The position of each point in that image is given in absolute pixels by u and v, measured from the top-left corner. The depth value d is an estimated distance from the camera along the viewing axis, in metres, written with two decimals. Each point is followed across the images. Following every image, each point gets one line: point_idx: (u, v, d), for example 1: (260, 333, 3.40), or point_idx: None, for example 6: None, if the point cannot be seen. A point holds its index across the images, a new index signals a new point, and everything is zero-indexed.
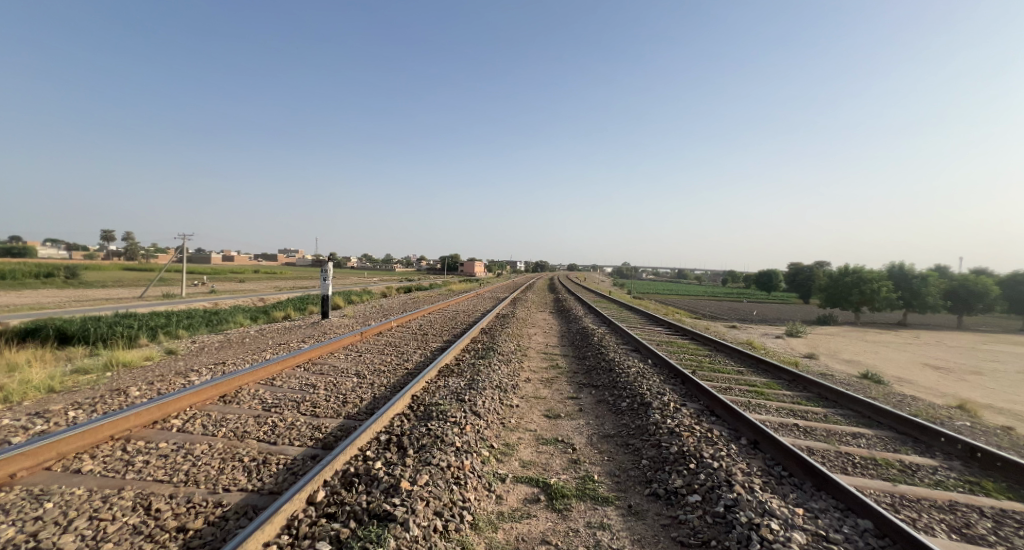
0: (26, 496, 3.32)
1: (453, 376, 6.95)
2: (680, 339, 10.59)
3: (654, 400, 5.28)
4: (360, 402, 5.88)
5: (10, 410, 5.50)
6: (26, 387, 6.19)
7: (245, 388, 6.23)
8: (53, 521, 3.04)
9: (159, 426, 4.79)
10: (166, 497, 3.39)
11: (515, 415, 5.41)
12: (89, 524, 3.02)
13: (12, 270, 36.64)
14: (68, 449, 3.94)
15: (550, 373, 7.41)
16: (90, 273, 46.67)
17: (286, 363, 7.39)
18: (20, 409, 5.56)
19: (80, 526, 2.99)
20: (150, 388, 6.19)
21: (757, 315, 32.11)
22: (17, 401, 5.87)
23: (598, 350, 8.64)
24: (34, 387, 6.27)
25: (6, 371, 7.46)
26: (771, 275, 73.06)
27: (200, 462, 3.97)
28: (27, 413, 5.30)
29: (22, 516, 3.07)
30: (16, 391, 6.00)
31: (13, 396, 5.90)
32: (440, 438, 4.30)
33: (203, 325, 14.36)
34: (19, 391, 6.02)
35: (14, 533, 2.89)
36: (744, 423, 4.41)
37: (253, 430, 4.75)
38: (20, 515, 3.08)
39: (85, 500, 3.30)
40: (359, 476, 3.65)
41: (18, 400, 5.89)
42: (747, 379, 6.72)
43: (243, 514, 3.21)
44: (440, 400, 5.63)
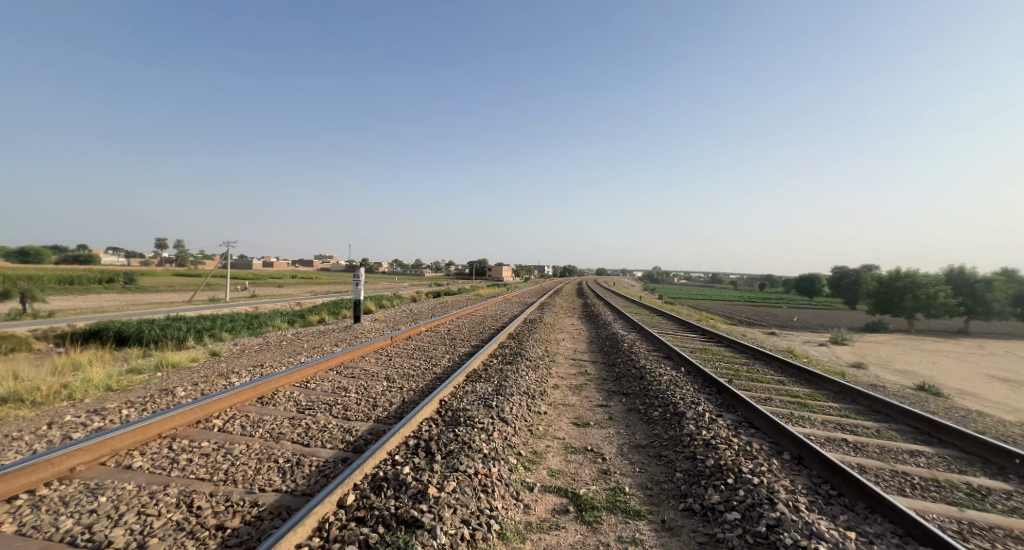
0: (83, 490, 3.50)
1: (481, 381, 6.92)
2: (715, 346, 10.24)
3: (688, 410, 5.07)
4: (390, 405, 5.94)
5: (72, 407, 5.86)
6: (88, 385, 6.61)
7: (281, 390, 6.41)
8: (104, 515, 3.17)
9: (202, 425, 4.98)
10: (207, 495, 3.49)
11: (543, 422, 5.32)
12: (137, 519, 3.14)
13: (79, 276, 39.75)
14: (120, 445, 4.13)
15: (579, 380, 7.28)
16: (146, 277, 49.94)
17: (320, 366, 7.59)
18: (81, 406, 5.92)
19: (128, 521, 3.10)
20: (196, 388, 6.47)
21: (798, 321, 30.71)
22: (79, 398, 6.26)
23: (628, 357, 8.44)
24: (94, 384, 6.68)
25: (70, 369, 8.00)
26: (813, 278, 69.92)
27: (238, 461, 4.09)
28: (85, 410, 5.61)
29: (77, 509, 3.22)
30: (78, 389, 6.40)
31: (75, 393, 6.29)
32: (467, 444, 4.27)
33: (245, 328, 14.97)
34: (80, 388, 6.41)
35: (71, 525, 3.03)
36: (785, 437, 4.16)
37: (288, 432, 4.87)
38: (77, 508, 3.23)
39: (133, 496, 3.44)
40: (388, 480, 3.66)
41: (79, 397, 6.27)
42: (788, 390, 6.37)
43: (277, 514, 3.27)
44: (467, 406, 5.61)
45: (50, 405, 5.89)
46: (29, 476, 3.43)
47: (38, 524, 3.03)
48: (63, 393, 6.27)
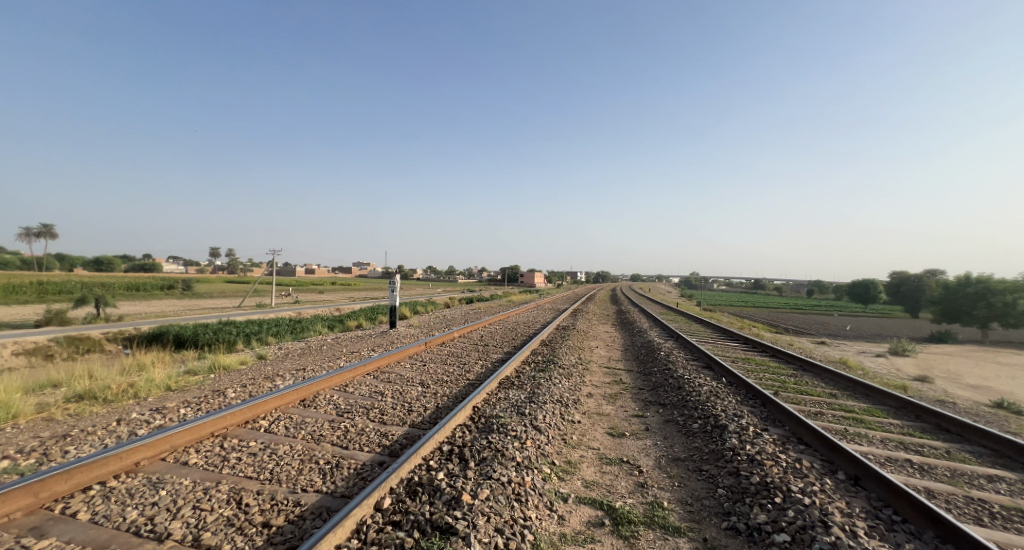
0: (146, 483, 3.71)
1: (514, 388, 6.88)
2: (758, 356, 9.76)
3: (730, 423, 4.83)
4: (424, 410, 6.01)
5: (137, 405, 6.27)
6: (151, 385, 7.05)
7: (322, 393, 6.61)
8: (163, 507, 3.34)
9: (250, 425, 5.20)
10: (254, 493, 3.62)
11: (576, 432, 5.21)
12: (192, 513, 3.29)
13: (143, 283, 42.76)
14: (178, 442, 4.36)
15: (614, 389, 7.10)
16: (201, 284, 53.14)
17: (358, 370, 7.77)
18: (144, 404, 6.31)
19: (184, 515, 3.26)
20: (245, 390, 6.77)
21: (853, 330, 28.92)
22: (143, 396, 6.69)
23: (665, 366, 8.17)
24: (156, 384, 7.13)
25: (135, 370, 8.58)
26: (868, 285, 65.81)
27: (282, 462, 4.23)
28: (147, 409, 5.98)
29: (140, 501, 3.41)
30: (142, 388, 6.84)
31: (140, 392, 6.73)
32: (500, 452, 4.23)
33: (289, 333, 15.61)
34: (144, 387, 6.86)
35: (135, 516, 3.21)
36: (840, 455, 3.88)
37: (328, 434, 5.00)
38: (140, 500, 3.42)
39: (190, 491, 3.61)
40: (423, 485, 3.67)
41: (143, 396, 6.70)
42: (842, 404, 5.96)
43: (318, 515, 3.35)
44: (500, 413, 5.58)
45: (118, 403, 6.32)
46: (101, 468, 3.67)
47: (108, 513, 3.23)
48: (129, 392, 6.72)
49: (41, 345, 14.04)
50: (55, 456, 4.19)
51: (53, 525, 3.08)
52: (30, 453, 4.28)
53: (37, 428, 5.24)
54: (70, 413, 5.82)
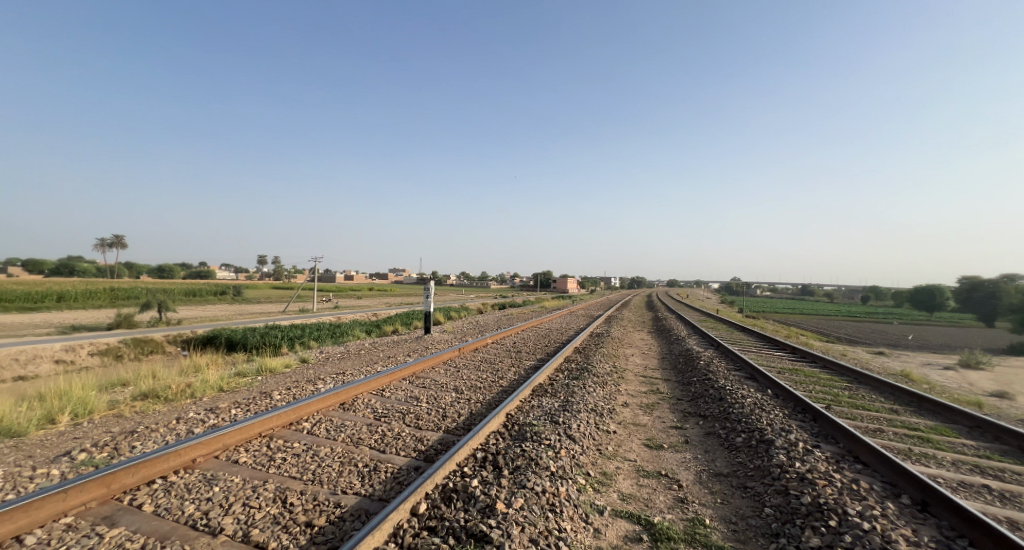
0: (201, 479, 3.90)
1: (547, 396, 6.81)
2: (807, 367, 9.23)
3: (778, 438, 4.57)
4: (458, 416, 6.04)
5: (192, 404, 6.63)
6: (206, 385, 7.46)
7: (360, 397, 6.78)
8: (216, 503, 3.49)
9: (294, 426, 5.38)
10: (298, 493, 3.73)
11: (612, 442, 5.08)
12: (242, 510, 3.42)
13: (199, 289, 45.49)
14: (230, 441, 4.57)
15: (651, 398, 6.89)
16: (250, 290, 55.95)
17: (394, 375, 7.92)
18: (199, 403, 6.68)
19: (234, 511, 3.39)
20: (290, 392, 7.04)
21: (918, 341, 26.76)
22: (199, 396, 7.08)
23: (704, 375, 7.86)
24: (211, 385, 7.53)
25: (191, 371, 9.11)
26: (932, 291, 60.96)
27: (323, 463, 4.34)
28: (203, 408, 6.32)
29: (197, 496, 3.58)
30: (198, 388, 7.23)
31: (196, 392, 7.13)
32: (534, 460, 4.19)
33: (329, 337, 16.14)
34: (200, 388, 7.26)
35: (192, 510, 3.37)
36: (903, 477, 3.58)
37: (366, 438, 5.10)
38: (196, 495, 3.60)
39: (239, 488, 3.76)
40: (458, 492, 3.67)
41: (199, 396, 7.09)
42: (903, 421, 5.52)
43: (357, 517, 3.41)
44: (534, 421, 5.52)
45: (177, 402, 6.72)
46: (163, 464, 3.89)
47: (168, 506, 3.40)
48: (187, 392, 7.14)
49: (111, 346, 15.17)
50: (124, 450, 4.49)
51: (122, 515, 3.28)
52: (101, 447, 4.60)
53: (108, 424, 5.64)
54: (136, 410, 6.24)
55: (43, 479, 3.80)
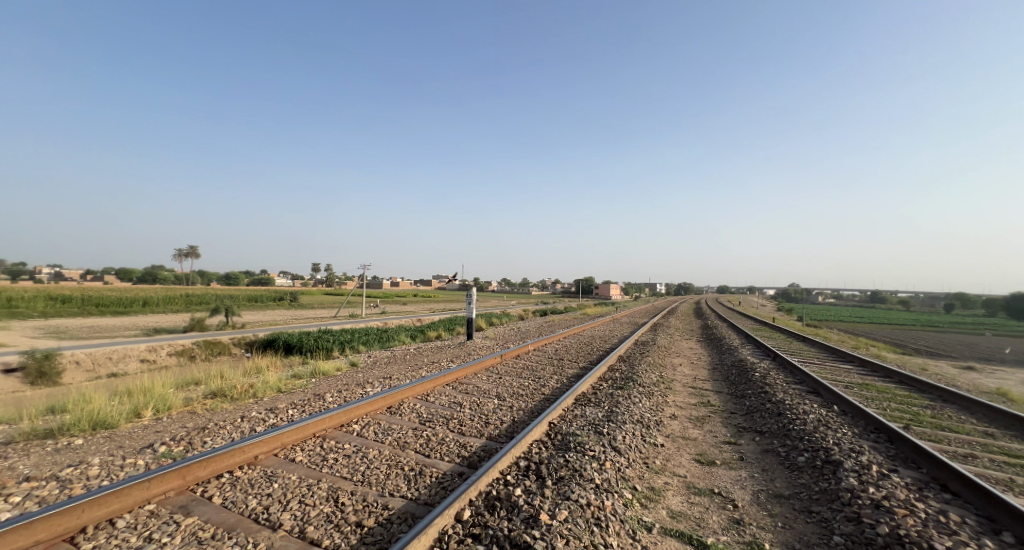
0: (263, 475, 4.10)
1: (590, 405, 6.66)
2: (878, 382, 8.46)
3: (847, 459, 4.19)
4: (501, 423, 6.02)
5: (255, 404, 7.04)
6: (266, 386, 7.91)
7: (406, 401, 6.92)
8: (275, 499, 3.65)
9: (345, 428, 5.57)
10: (348, 493, 3.83)
11: (659, 456, 4.86)
12: (298, 507, 3.55)
13: (260, 296, 48.61)
14: (288, 440, 4.78)
15: (702, 411, 6.56)
16: (305, 297, 59.19)
17: (438, 381, 8.04)
18: (261, 403, 7.08)
19: (291, 508, 3.52)
20: (341, 395, 7.31)
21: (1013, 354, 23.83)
22: (260, 396, 7.51)
23: (760, 388, 7.39)
24: (270, 386, 7.97)
25: (253, 372, 9.70)
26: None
27: (372, 465, 4.44)
28: (264, 408, 6.69)
29: (259, 491, 3.76)
30: (259, 389, 7.67)
31: (258, 392, 7.57)
32: (578, 472, 4.08)
33: (377, 342, 16.68)
34: (262, 388, 7.70)
35: (254, 504, 3.54)
36: (1003, 512, 3.16)
37: (412, 442, 5.19)
38: (258, 491, 3.78)
39: (296, 486, 3.91)
40: (501, 500, 3.62)
41: (261, 396, 7.53)
42: (1001, 447, 4.90)
43: (403, 520, 3.44)
44: (577, 431, 5.39)
45: (241, 401, 7.16)
46: (229, 459, 4.12)
47: (234, 500, 3.60)
48: (250, 392, 7.59)
49: (186, 347, 16.47)
50: (197, 445, 4.81)
51: (195, 506, 3.50)
52: (178, 441, 4.96)
53: (183, 419, 6.09)
54: (206, 408, 6.70)
55: (131, 468, 4.14)
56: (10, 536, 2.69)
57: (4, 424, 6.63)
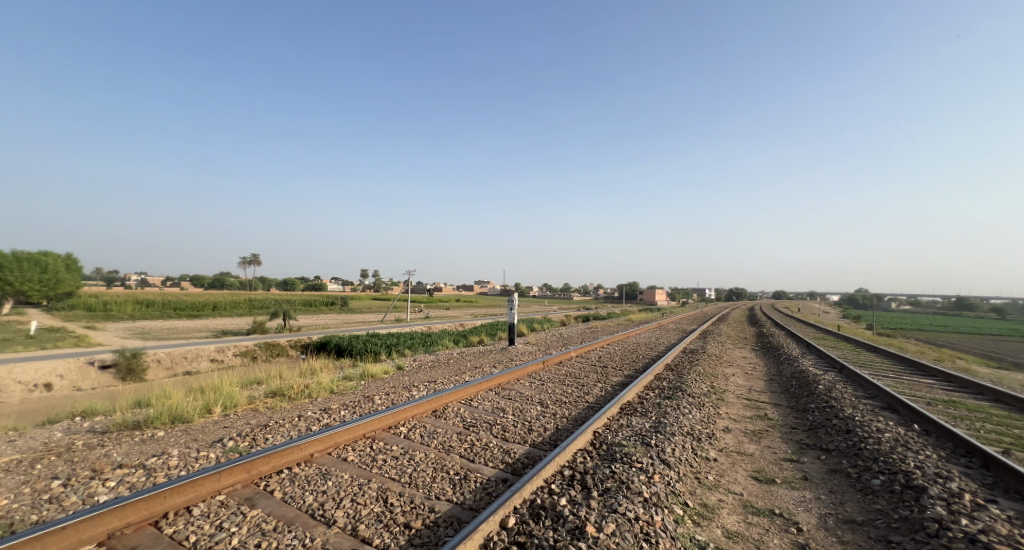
0: (318, 472, 4.29)
1: (637, 415, 6.46)
2: (967, 399, 7.60)
3: (932, 486, 3.78)
4: (544, 431, 5.97)
5: (310, 404, 7.39)
6: (320, 387, 8.29)
7: (450, 405, 7.02)
8: (329, 497, 3.79)
9: (393, 430, 5.72)
10: (397, 494, 3.92)
11: (712, 471, 4.62)
12: (349, 505, 3.68)
13: (314, 300, 51.38)
14: (340, 440, 4.98)
15: (758, 425, 6.18)
16: (355, 301, 61.82)
17: (481, 386, 8.10)
18: (315, 403, 7.42)
19: (343, 506, 3.64)
20: (389, 398, 7.52)
21: None
22: (315, 397, 7.88)
23: (825, 402, 6.86)
24: (324, 386, 8.35)
25: (308, 373, 10.21)
26: None
27: (418, 468, 4.53)
28: (318, 408, 7.00)
29: (315, 488, 3.93)
30: (314, 389, 8.06)
31: (313, 393, 7.95)
32: (626, 484, 3.96)
33: (421, 346, 17.08)
34: (316, 389, 8.08)
35: (311, 500, 3.70)
36: None
37: (456, 446, 5.24)
38: (313, 488, 3.94)
39: (348, 485, 4.06)
40: (546, 509, 3.57)
41: (315, 396, 7.90)
42: None
43: (449, 524, 3.47)
44: (623, 441, 5.24)
45: (298, 401, 7.55)
46: (288, 456, 4.34)
47: (293, 495, 3.78)
48: (306, 392, 7.99)
49: (249, 348, 17.64)
50: (261, 441, 5.11)
51: (259, 499, 3.70)
52: (243, 437, 5.29)
53: (247, 416, 6.49)
54: (267, 406, 7.11)
55: (204, 460, 4.46)
56: (105, 517, 2.96)
57: (98, 415, 7.38)
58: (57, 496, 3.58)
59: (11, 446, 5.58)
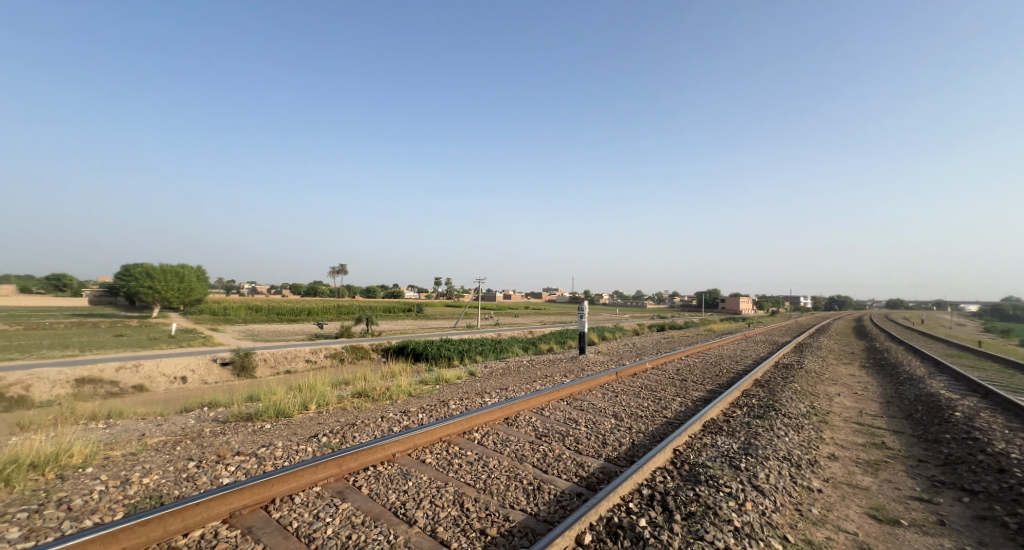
0: (398, 472, 4.48)
1: (723, 434, 5.96)
2: None
3: None
4: (620, 445, 5.72)
5: (390, 405, 7.79)
6: (400, 390, 8.72)
7: (522, 413, 7.01)
8: (410, 496, 3.94)
9: (467, 435, 5.84)
10: (473, 499, 3.97)
11: (817, 504, 4.10)
12: (427, 506, 3.78)
13: (393, 306, 54.93)
14: (419, 441, 5.18)
15: (873, 454, 5.39)
16: (429, 307, 64.89)
17: (552, 395, 7.99)
18: (395, 405, 7.80)
19: (422, 507, 3.76)
20: (463, 403, 7.68)
21: None
22: (395, 398, 8.31)
23: (965, 435, 5.81)
24: (403, 389, 8.79)
25: (389, 375, 10.83)
26: None
27: (492, 475, 4.56)
28: (398, 410, 7.34)
29: (397, 487, 4.11)
30: (394, 392, 8.50)
31: (393, 395, 8.39)
32: (713, 509, 3.66)
33: (492, 353, 17.39)
34: (396, 391, 8.52)
35: (394, 498, 3.87)
36: None
37: (529, 455, 5.21)
38: (396, 487, 4.12)
39: (427, 486, 4.18)
40: (624, 529, 3.39)
41: (395, 398, 8.33)
42: None
43: (524, 534, 3.42)
44: (708, 462, 4.85)
45: (380, 402, 8.01)
46: (374, 454, 4.60)
47: (378, 492, 3.98)
48: (387, 394, 8.45)
49: (338, 351, 19.19)
50: (350, 439, 5.46)
51: (349, 493, 3.94)
52: (334, 434, 5.70)
53: (337, 414, 7.00)
54: (354, 406, 7.61)
55: (304, 453, 4.87)
56: (228, 497, 3.33)
57: (219, 406, 8.41)
58: (192, 475, 4.11)
59: (156, 429, 6.53)
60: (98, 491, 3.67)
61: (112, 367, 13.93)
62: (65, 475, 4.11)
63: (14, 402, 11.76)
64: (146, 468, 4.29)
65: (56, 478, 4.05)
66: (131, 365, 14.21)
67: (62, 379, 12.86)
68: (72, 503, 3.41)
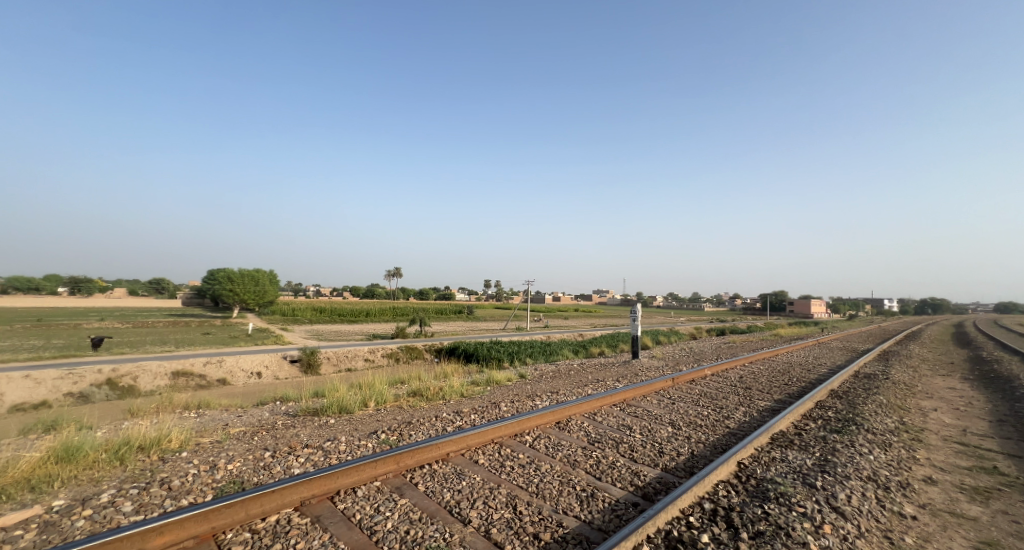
0: (452, 471, 4.52)
1: (794, 449, 5.48)
2: None
3: None
4: (679, 455, 5.44)
5: (443, 405, 7.94)
6: (452, 390, 8.86)
7: (573, 417, 6.87)
8: (464, 496, 3.96)
9: (519, 437, 5.80)
10: (526, 503, 3.93)
11: (911, 532, 3.64)
12: (480, 507, 3.77)
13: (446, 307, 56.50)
14: (472, 442, 5.21)
15: (981, 481, 4.71)
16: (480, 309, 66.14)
17: (604, 400, 7.76)
18: (448, 405, 7.94)
19: (476, 507, 3.76)
20: (514, 405, 7.67)
21: None
22: (448, 398, 8.48)
23: None
24: (455, 389, 8.95)
25: (442, 376, 11.09)
26: None
27: (545, 479, 4.49)
28: (451, 410, 7.46)
29: (451, 486, 4.15)
30: (447, 392, 8.67)
31: (446, 395, 8.56)
32: (784, 530, 3.36)
33: (542, 355, 17.35)
34: (449, 392, 8.68)
35: (449, 497, 3.90)
36: None
37: (581, 461, 5.08)
38: (450, 486, 4.16)
39: (480, 487, 4.19)
40: (684, 544, 3.19)
41: (448, 397, 8.49)
42: None
43: (578, 542, 3.31)
44: (778, 478, 4.48)
45: (434, 402, 8.20)
46: (429, 452, 4.69)
47: (434, 490, 4.04)
48: (440, 394, 8.63)
49: (395, 351, 19.97)
50: (406, 437, 5.61)
51: (406, 489, 4.02)
52: (392, 431, 5.89)
53: (394, 412, 7.24)
54: (410, 404, 7.85)
55: (364, 448, 5.06)
56: (299, 487, 3.52)
57: (289, 401, 8.99)
58: (268, 464, 4.40)
59: (237, 420, 7.09)
60: (192, 474, 4.02)
61: (200, 362, 15.36)
62: (165, 457, 4.54)
63: (124, 391, 13.29)
64: (230, 456, 4.64)
65: (158, 459, 4.49)
66: (216, 361, 15.60)
67: (161, 372, 14.35)
68: (172, 483, 3.75)
